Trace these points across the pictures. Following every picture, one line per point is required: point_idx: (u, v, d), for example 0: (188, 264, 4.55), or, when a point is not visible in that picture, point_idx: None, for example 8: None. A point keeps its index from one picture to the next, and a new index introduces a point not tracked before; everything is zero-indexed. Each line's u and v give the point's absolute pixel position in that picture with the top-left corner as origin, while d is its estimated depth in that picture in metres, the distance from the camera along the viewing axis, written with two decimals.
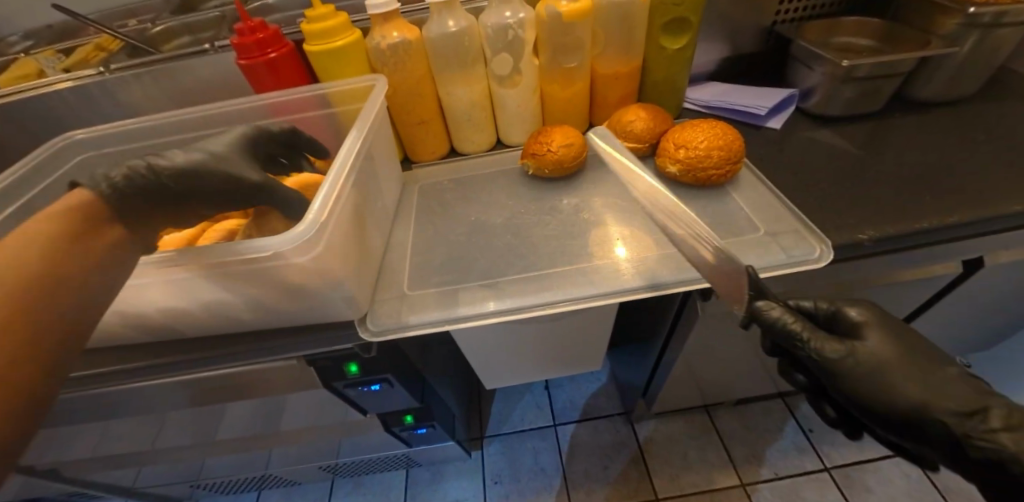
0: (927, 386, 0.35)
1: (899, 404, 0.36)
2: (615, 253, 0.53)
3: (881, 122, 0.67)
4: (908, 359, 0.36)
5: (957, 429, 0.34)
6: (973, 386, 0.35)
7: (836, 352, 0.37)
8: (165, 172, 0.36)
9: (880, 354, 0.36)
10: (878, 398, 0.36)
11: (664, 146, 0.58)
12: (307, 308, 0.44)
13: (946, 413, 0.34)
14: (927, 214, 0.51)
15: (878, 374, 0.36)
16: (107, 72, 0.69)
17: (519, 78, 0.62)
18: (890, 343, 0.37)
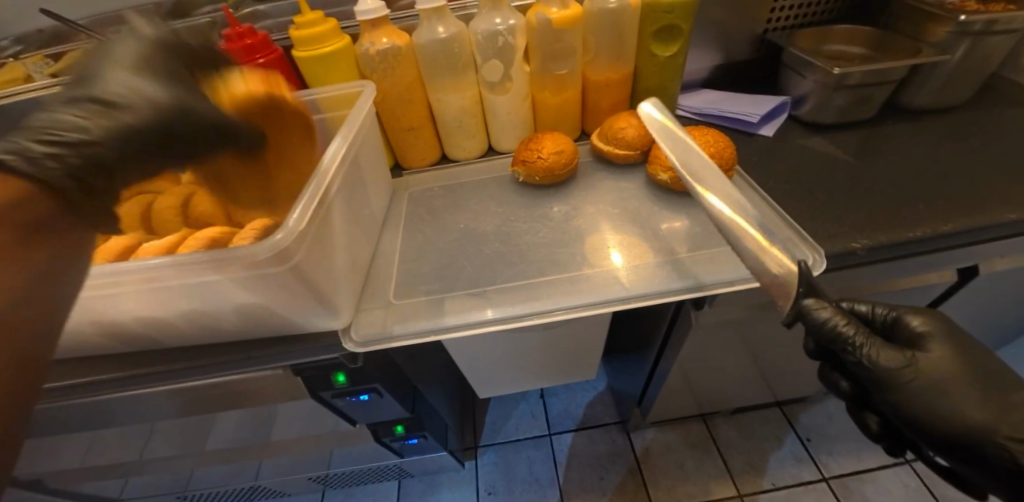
0: (989, 407, 0.36)
1: (954, 422, 0.36)
2: (610, 260, 0.52)
3: (874, 129, 0.67)
4: (971, 377, 0.37)
5: (1021, 457, 0.34)
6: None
7: (892, 360, 0.37)
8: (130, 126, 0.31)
9: (941, 367, 0.37)
10: (932, 412, 0.37)
11: (655, 153, 0.58)
12: (286, 319, 0.43)
13: (1006, 438, 0.35)
14: (921, 222, 0.51)
15: (937, 390, 0.37)
16: None
17: (510, 85, 0.61)
18: (951, 356, 0.37)
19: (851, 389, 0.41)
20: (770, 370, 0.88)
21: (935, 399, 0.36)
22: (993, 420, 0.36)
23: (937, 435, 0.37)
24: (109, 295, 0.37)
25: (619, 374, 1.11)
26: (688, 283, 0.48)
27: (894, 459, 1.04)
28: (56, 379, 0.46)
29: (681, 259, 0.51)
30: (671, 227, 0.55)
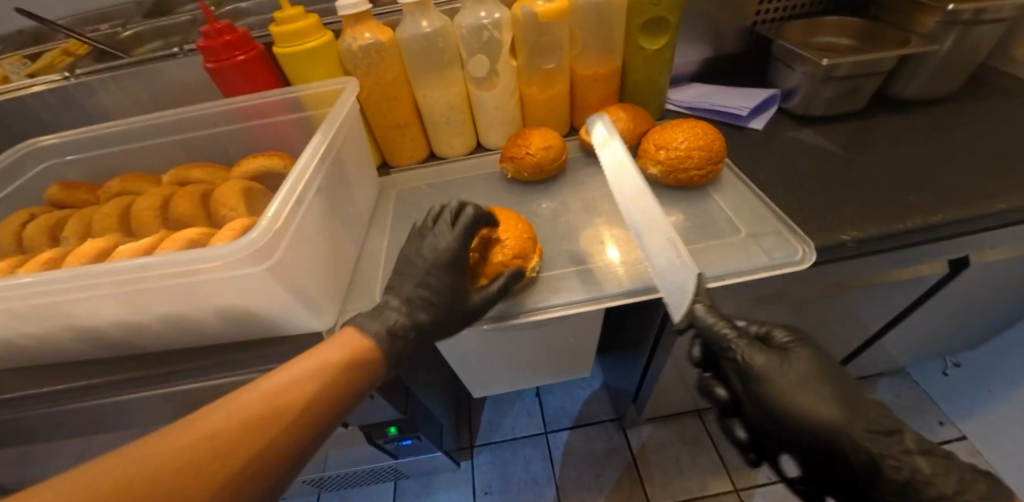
0: (845, 405, 0.38)
1: (814, 422, 0.38)
2: (609, 255, 0.51)
3: (864, 121, 0.67)
4: (831, 379, 0.40)
5: (874, 448, 0.36)
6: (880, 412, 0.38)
7: (765, 362, 0.39)
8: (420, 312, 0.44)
9: (803, 369, 0.40)
10: (797, 413, 0.38)
11: (644, 147, 0.57)
12: (266, 323, 0.42)
13: (856, 429, 0.37)
14: (912, 214, 0.51)
15: (797, 392, 0.39)
16: (73, 76, 0.67)
17: (496, 80, 0.60)
18: (811, 361, 0.40)
19: (727, 396, 0.43)
20: None
21: (797, 398, 0.38)
22: (845, 414, 0.38)
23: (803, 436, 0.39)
24: (84, 297, 0.37)
25: (614, 371, 1.10)
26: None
27: None
28: (34, 386, 0.45)
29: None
30: (664, 223, 0.55)
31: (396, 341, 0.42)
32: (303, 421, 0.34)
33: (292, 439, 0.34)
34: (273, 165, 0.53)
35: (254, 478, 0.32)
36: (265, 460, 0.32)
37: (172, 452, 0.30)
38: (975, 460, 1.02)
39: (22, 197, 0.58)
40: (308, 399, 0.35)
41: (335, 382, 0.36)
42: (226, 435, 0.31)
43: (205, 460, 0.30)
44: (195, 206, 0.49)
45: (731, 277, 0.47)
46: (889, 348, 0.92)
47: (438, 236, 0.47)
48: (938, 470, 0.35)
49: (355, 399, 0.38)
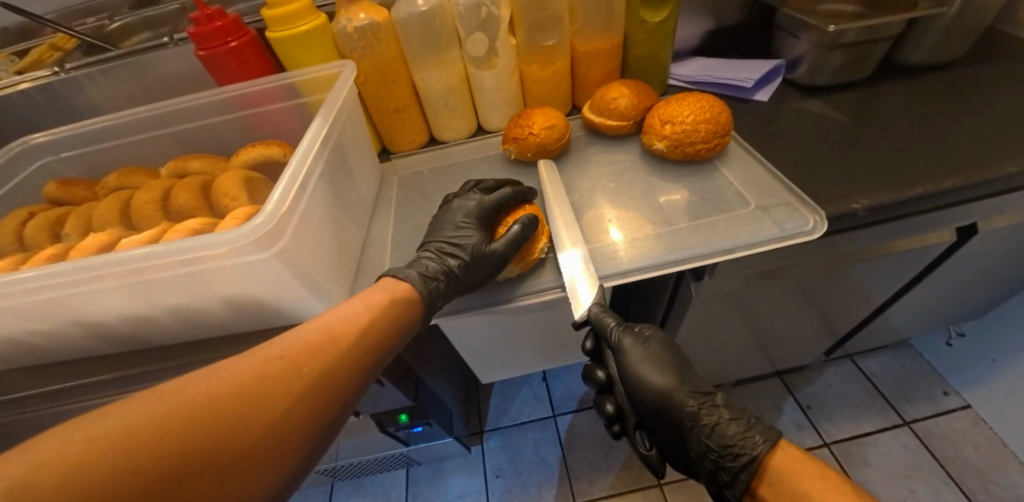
0: (681, 376, 0.49)
1: (654, 391, 0.48)
2: (609, 236, 0.51)
3: (870, 89, 0.65)
4: (676, 359, 0.50)
5: (697, 406, 0.48)
6: (694, 387, 0.49)
7: (631, 343, 0.49)
8: (453, 262, 0.46)
9: (658, 349, 0.50)
10: (644, 383, 0.48)
11: (649, 123, 0.56)
12: (274, 311, 0.41)
13: (687, 391, 0.48)
14: (922, 180, 0.50)
15: (646, 368, 0.49)
16: (62, 71, 0.66)
17: (496, 59, 0.59)
18: (661, 346, 0.50)
19: (605, 377, 0.53)
20: (769, 341, 0.88)
21: (644, 370, 0.48)
22: (680, 382, 0.49)
23: (648, 404, 0.49)
24: (90, 291, 0.36)
25: None
26: (682, 253, 0.47)
27: (891, 423, 1.06)
28: (45, 384, 0.45)
29: (678, 229, 0.50)
30: (670, 200, 0.54)
31: (430, 285, 0.45)
32: (360, 353, 0.37)
33: (351, 368, 0.36)
34: (272, 153, 0.52)
35: (316, 403, 0.34)
36: (326, 387, 0.35)
37: (245, 374, 0.32)
38: (979, 428, 1.02)
39: (19, 196, 0.57)
40: (362, 330, 0.38)
41: (382, 319, 0.39)
42: (291, 360, 0.34)
43: (275, 381, 0.33)
44: (196, 197, 0.48)
45: (739, 250, 0.47)
46: (895, 320, 0.92)
47: (465, 198, 0.52)
48: (742, 421, 0.47)
49: (402, 339, 0.41)
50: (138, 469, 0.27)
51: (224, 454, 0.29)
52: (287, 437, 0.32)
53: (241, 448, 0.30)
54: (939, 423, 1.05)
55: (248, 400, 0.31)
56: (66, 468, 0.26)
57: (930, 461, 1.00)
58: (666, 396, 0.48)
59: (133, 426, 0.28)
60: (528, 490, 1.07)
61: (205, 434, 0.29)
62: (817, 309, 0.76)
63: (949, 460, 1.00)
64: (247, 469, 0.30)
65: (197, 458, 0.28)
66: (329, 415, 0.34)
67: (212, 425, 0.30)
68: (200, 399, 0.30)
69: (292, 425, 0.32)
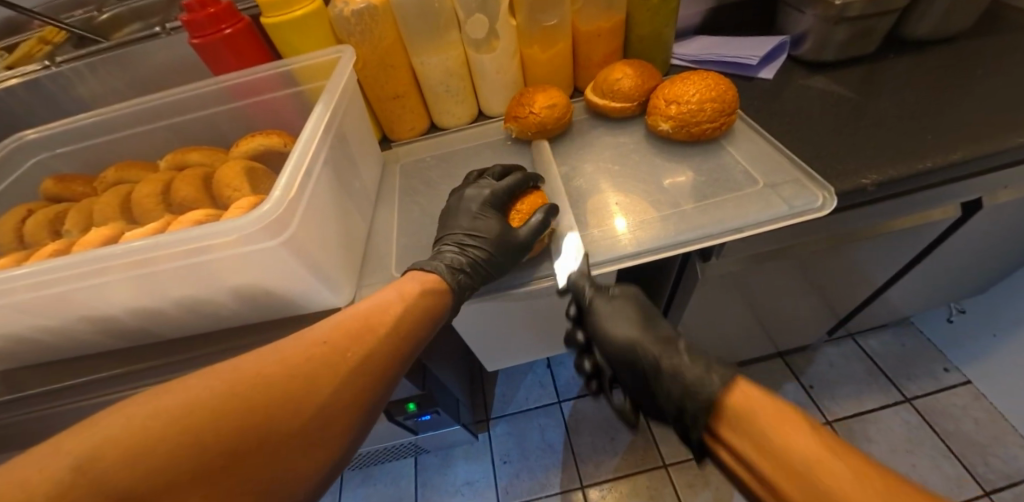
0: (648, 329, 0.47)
1: (618, 344, 0.47)
2: (614, 224, 0.50)
3: (876, 64, 0.64)
4: (646, 315, 0.48)
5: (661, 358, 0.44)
6: (657, 337, 0.46)
7: (603, 304, 0.47)
8: (474, 252, 0.46)
9: (628, 307, 0.48)
10: (609, 337, 0.47)
11: (654, 103, 0.55)
12: (284, 300, 0.41)
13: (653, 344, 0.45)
14: (930, 153, 0.49)
15: (610, 321, 0.47)
16: (54, 65, 0.65)
17: (496, 41, 0.58)
18: (633, 302, 0.49)
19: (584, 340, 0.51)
20: (772, 322, 0.89)
21: (610, 325, 0.47)
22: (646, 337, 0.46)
23: (614, 356, 0.48)
24: (99, 284, 0.36)
25: None
26: (680, 236, 0.47)
27: (892, 399, 1.07)
28: (56, 380, 0.45)
29: (683, 211, 0.50)
30: (676, 182, 0.53)
31: (456, 276, 0.45)
32: (397, 343, 0.37)
33: (389, 357, 0.36)
34: (273, 143, 0.51)
35: (359, 388, 0.34)
36: (368, 374, 0.35)
37: (288, 360, 0.32)
38: (979, 402, 1.04)
39: (16, 194, 0.56)
40: (399, 318, 0.38)
41: (416, 307, 0.39)
42: (333, 345, 0.34)
43: (318, 366, 0.33)
44: (197, 189, 0.47)
45: (748, 229, 0.46)
46: (897, 298, 0.93)
47: (477, 187, 0.51)
48: (702, 361, 0.42)
49: (433, 327, 0.41)
50: (193, 447, 0.27)
51: (270, 437, 0.30)
52: (330, 422, 0.32)
53: (290, 430, 0.30)
54: (940, 399, 1.06)
55: (296, 383, 0.31)
56: (124, 447, 0.26)
57: (930, 435, 1.01)
58: (630, 347, 0.46)
59: (186, 403, 0.28)
60: (535, 475, 1.08)
61: (255, 415, 0.29)
62: (821, 288, 0.77)
63: (950, 434, 1.01)
64: (290, 454, 0.30)
65: (250, 440, 0.29)
66: (370, 403, 0.35)
67: (252, 411, 0.29)
68: (249, 377, 0.30)
69: (335, 410, 0.33)
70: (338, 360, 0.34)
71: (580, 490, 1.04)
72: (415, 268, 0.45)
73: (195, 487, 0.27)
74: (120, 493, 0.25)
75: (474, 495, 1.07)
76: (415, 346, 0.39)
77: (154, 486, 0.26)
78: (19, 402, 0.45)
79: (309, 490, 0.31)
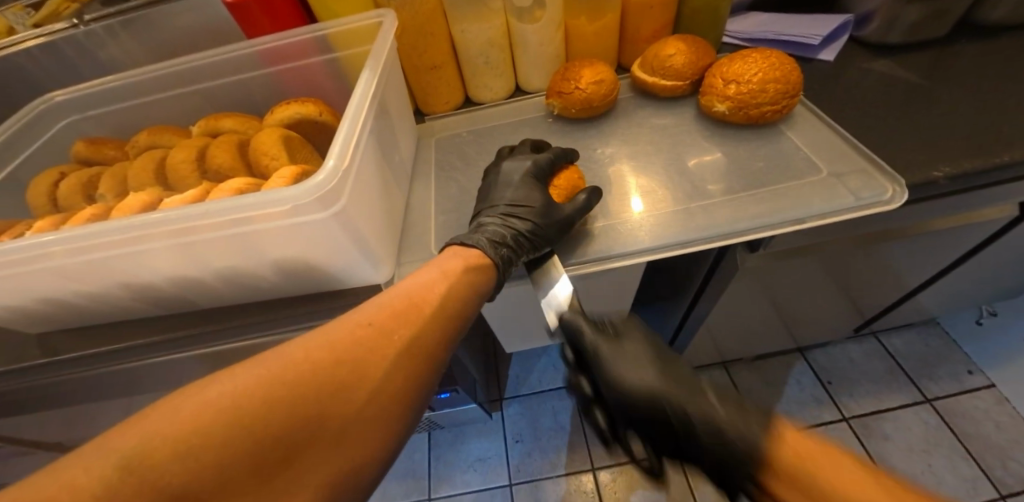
0: (662, 371, 0.41)
1: (634, 390, 0.40)
2: (631, 210, 0.48)
3: (944, 49, 0.60)
4: (659, 358, 0.42)
5: (691, 408, 0.39)
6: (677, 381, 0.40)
7: (591, 335, 0.41)
8: (518, 223, 0.44)
9: (635, 347, 0.42)
10: (627, 387, 0.40)
11: (710, 82, 0.52)
12: (327, 275, 0.40)
13: (674, 393, 0.40)
14: (1004, 148, 0.46)
15: (623, 351, 0.41)
16: (82, 24, 0.63)
17: (541, 11, 0.55)
18: (649, 337, 0.43)
19: (591, 387, 0.44)
20: (798, 319, 0.86)
21: (624, 371, 0.40)
22: (667, 385, 0.40)
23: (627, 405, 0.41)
24: (140, 251, 0.35)
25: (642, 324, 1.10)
26: (697, 231, 0.45)
27: (913, 399, 1.04)
28: (91, 346, 0.45)
29: (717, 202, 0.47)
30: (702, 162, 0.52)
31: (499, 249, 0.43)
32: (443, 321, 0.36)
33: (435, 334, 0.36)
34: (308, 112, 0.49)
35: (410, 366, 0.34)
36: (416, 354, 0.34)
37: (337, 341, 0.32)
38: (1002, 407, 1.01)
39: (44, 155, 0.56)
40: (443, 297, 0.37)
41: (460, 286, 0.38)
42: (379, 328, 0.33)
43: (366, 347, 0.32)
44: (233, 156, 0.46)
45: (787, 225, 0.44)
46: (934, 298, 0.89)
47: (517, 160, 0.50)
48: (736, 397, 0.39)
49: (477, 305, 0.39)
50: (249, 439, 0.26)
51: (323, 423, 0.29)
52: (383, 407, 0.32)
53: (346, 414, 0.30)
54: (964, 401, 1.03)
55: (347, 366, 0.31)
56: (182, 438, 0.25)
57: (950, 437, 0.99)
58: (654, 394, 0.40)
59: (241, 391, 0.27)
60: (546, 455, 1.09)
61: (309, 402, 0.29)
62: (855, 285, 0.74)
63: (972, 438, 0.99)
64: (344, 438, 0.30)
65: (306, 428, 0.28)
66: (419, 383, 0.34)
67: (300, 394, 0.29)
68: (300, 362, 0.30)
69: (387, 392, 0.32)
70: (384, 341, 0.33)
71: (591, 471, 1.05)
72: (458, 244, 0.44)
73: (258, 479, 0.27)
74: (180, 488, 0.25)
75: (486, 471, 1.08)
76: (462, 323, 0.38)
77: (215, 479, 0.25)
78: (55, 365, 0.45)
79: (371, 472, 0.31)
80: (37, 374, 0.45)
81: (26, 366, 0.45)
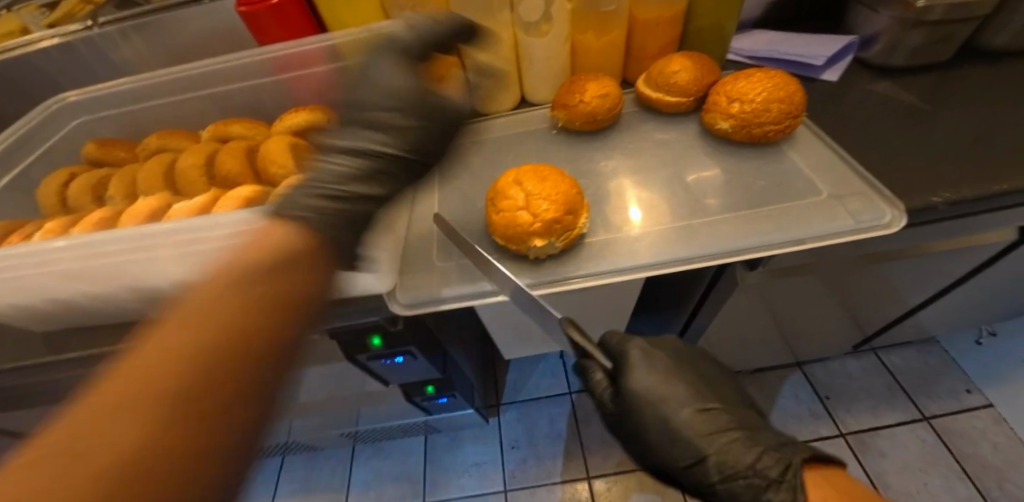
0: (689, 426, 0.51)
1: (654, 448, 0.48)
2: (633, 222, 0.49)
3: (948, 73, 0.60)
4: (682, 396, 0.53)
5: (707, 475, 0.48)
6: (705, 424, 0.46)
7: (609, 393, 0.48)
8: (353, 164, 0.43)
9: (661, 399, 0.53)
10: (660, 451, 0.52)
11: (714, 99, 0.53)
12: (332, 283, 0.41)
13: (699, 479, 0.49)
14: (1004, 175, 0.46)
15: (659, 405, 0.47)
16: (95, 26, 0.64)
17: (548, 26, 0.55)
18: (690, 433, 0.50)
19: None
20: (798, 334, 0.87)
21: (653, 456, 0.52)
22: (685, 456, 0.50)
23: (646, 458, 0.50)
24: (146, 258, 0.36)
25: None
26: (700, 249, 0.45)
27: (910, 416, 1.04)
28: (94, 347, 0.45)
29: (718, 218, 0.48)
30: (704, 180, 0.52)
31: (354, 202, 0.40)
32: (284, 302, 0.31)
33: (277, 317, 0.30)
34: (316, 120, 0.50)
35: (253, 354, 0.28)
36: (257, 338, 0.28)
37: (169, 341, 0.26)
38: (999, 427, 1.01)
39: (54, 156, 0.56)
40: (284, 243, 0.33)
41: (276, 235, 0.34)
42: (183, 345, 0.26)
43: (206, 325, 0.27)
44: (241, 162, 0.47)
45: (785, 245, 0.45)
46: (933, 316, 0.89)
47: (380, 79, 0.48)
48: (746, 440, 0.46)
49: (333, 250, 0.37)
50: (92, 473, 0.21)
51: (175, 414, 0.24)
52: (246, 372, 0.27)
53: (200, 399, 0.25)
54: (961, 420, 1.03)
55: (187, 352, 0.26)
56: None
57: (946, 457, 0.99)
58: (667, 462, 0.48)
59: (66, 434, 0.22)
60: (542, 461, 1.09)
61: (145, 404, 0.23)
62: (854, 303, 0.74)
63: (968, 457, 0.98)
64: (207, 430, 0.24)
65: (170, 455, 0.23)
66: (286, 333, 0.30)
67: (140, 400, 0.23)
68: (129, 378, 0.24)
69: (245, 355, 0.27)
70: (231, 336, 0.27)
71: (587, 480, 1.05)
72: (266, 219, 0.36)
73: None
74: None
75: (482, 477, 1.08)
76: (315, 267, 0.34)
77: None
78: (58, 365, 0.45)
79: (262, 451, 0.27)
80: (39, 373, 0.45)
81: (30, 365, 0.45)
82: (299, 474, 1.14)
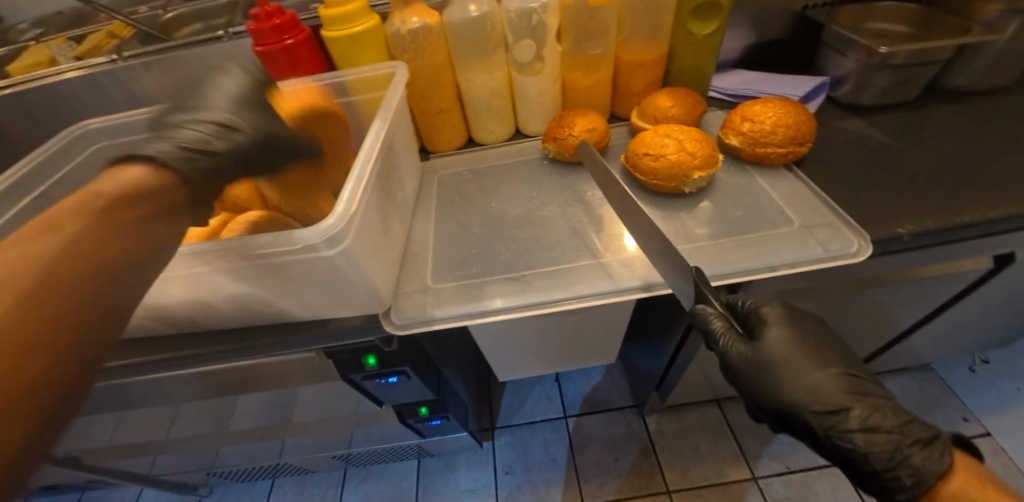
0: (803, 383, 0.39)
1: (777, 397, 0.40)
2: (623, 248, 0.51)
3: (915, 111, 0.64)
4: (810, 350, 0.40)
5: (822, 426, 0.38)
6: (846, 385, 0.39)
7: (741, 351, 0.41)
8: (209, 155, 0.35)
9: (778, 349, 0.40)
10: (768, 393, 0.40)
11: (731, 118, 0.59)
12: (330, 302, 0.43)
13: (813, 416, 0.38)
14: (967, 209, 0.49)
15: (788, 366, 0.40)
16: (120, 59, 0.68)
17: (541, 65, 0.60)
18: (814, 322, 0.42)
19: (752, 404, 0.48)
20: None
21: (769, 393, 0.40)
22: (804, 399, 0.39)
23: (766, 409, 0.42)
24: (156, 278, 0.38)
25: (635, 357, 1.11)
26: None
27: None
28: None
29: (700, 246, 0.50)
30: (687, 210, 0.55)
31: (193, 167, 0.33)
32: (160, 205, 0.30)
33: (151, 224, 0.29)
34: (322, 149, 0.53)
35: (130, 252, 0.27)
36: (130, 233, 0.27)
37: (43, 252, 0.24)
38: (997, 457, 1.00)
39: (73, 179, 0.60)
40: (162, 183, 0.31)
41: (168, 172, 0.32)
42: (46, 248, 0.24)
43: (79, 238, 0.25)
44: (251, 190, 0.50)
45: (761, 272, 0.47)
46: (920, 343, 0.90)
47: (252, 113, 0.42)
48: (896, 411, 0.38)
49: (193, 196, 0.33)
50: None
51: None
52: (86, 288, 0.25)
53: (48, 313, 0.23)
54: None
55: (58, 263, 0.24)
56: None
57: None
58: (788, 411, 0.40)
59: None
60: (536, 488, 1.08)
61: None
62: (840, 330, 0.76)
63: None
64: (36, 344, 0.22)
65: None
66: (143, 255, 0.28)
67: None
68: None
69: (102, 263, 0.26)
70: (69, 252, 0.24)
71: None
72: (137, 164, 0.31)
73: None
74: None
75: None
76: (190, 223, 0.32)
77: None
78: None
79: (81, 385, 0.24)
80: None
81: None
82: (288, 499, 1.13)
